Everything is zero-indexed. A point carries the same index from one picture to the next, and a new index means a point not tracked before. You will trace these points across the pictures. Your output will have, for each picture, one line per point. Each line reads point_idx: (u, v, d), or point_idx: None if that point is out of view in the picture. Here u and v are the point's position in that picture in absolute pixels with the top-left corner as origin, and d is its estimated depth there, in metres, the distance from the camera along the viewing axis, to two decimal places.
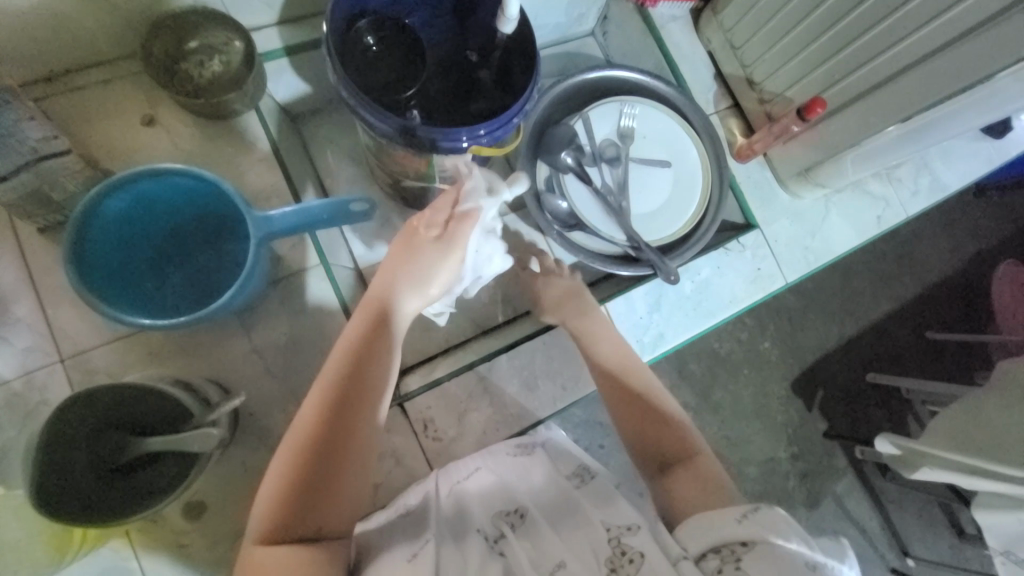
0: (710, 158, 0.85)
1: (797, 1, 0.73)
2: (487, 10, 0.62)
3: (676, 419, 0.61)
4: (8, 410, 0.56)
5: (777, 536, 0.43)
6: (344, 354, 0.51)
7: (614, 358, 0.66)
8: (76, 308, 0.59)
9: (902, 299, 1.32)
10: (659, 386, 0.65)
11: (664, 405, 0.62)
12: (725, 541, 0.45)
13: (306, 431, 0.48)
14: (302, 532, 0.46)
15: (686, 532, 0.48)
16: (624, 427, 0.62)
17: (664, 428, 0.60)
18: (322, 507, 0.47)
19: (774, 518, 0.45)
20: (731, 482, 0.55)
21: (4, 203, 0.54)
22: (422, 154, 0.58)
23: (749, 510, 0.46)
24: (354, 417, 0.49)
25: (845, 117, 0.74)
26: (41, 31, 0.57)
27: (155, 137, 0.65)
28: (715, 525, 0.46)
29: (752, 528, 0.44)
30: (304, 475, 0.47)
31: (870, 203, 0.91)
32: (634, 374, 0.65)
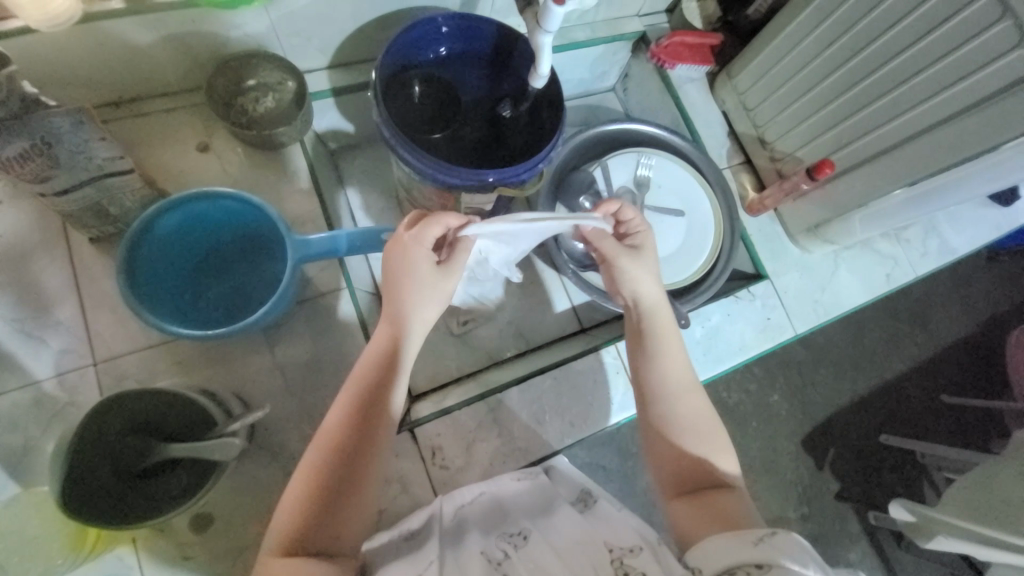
0: (722, 209, 0.88)
1: (808, 71, 0.79)
2: (521, 63, 0.68)
3: (720, 448, 0.56)
4: (35, 410, 0.58)
5: (793, 562, 0.42)
6: (371, 363, 0.51)
7: (675, 370, 0.58)
8: (115, 316, 0.63)
9: (915, 359, 1.31)
10: (710, 411, 0.58)
11: (711, 431, 0.57)
12: (740, 564, 0.43)
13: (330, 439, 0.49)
14: (317, 545, 0.45)
15: (704, 556, 0.46)
16: (662, 443, 0.56)
17: (706, 454, 0.55)
18: (337, 518, 0.47)
19: (788, 542, 0.43)
20: (756, 513, 0.51)
21: (65, 213, 0.58)
22: (451, 190, 0.62)
23: (766, 534, 0.45)
24: (375, 426, 0.50)
25: (853, 178, 0.77)
26: (119, 63, 0.63)
27: (207, 161, 0.71)
28: (730, 546, 0.45)
29: (767, 551, 0.43)
30: (326, 483, 0.47)
31: (880, 261, 0.93)
32: (685, 394, 0.58)
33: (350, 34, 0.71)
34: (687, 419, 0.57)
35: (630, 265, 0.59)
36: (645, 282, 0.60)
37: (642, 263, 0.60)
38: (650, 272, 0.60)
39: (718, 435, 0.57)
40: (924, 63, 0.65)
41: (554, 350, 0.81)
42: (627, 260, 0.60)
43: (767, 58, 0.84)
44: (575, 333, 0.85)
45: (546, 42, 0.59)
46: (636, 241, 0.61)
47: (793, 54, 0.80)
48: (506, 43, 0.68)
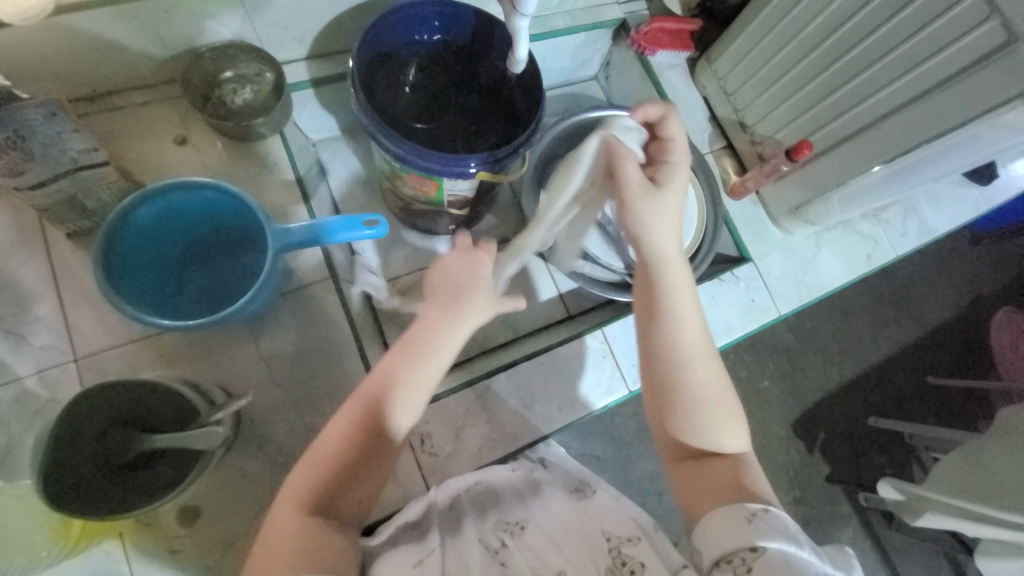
0: (705, 194, 0.89)
1: (785, 53, 0.80)
2: (499, 50, 0.68)
3: (732, 417, 0.52)
4: (16, 407, 0.58)
5: (786, 541, 0.42)
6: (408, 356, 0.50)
7: (685, 338, 0.52)
8: (96, 311, 0.62)
9: (901, 342, 1.33)
10: (721, 378, 0.53)
11: (719, 399, 0.52)
12: (735, 549, 0.42)
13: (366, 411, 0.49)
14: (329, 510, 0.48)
15: (705, 534, 0.45)
16: (672, 415, 0.52)
17: (713, 424, 0.51)
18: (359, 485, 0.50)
19: (778, 521, 0.43)
20: (765, 483, 0.49)
21: (40, 207, 0.58)
22: (433, 177, 0.62)
23: (758, 511, 0.44)
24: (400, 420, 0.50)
25: (830, 158, 0.78)
26: (91, 56, 0.62)
27: (186, 154, 0.70)
28: (725, 531, 0.44)
29: (760, 532, 0.42)
30: (344, 463, 0.48)
31: (861, 242, 0.95)
32: (697, 361, 0.52)
33: (327, 24, 0.71)
34: (699, 394, 0.51)
35: (650, 208, 0.51)
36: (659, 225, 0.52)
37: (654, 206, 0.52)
38: (671, 218, 0.52)
39: (734, 420, 0.52)
40: (898, 39, 0.66)
41: (540, 338, 0.81)
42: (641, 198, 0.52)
43: (745, 41, 0.85)
44: (563, 320, 0.85)
45: (522, 25, 0.59)
46: (659, 178, 0.53)
47: (770, 36, 0.81)
48: (483, 31, 0.67)
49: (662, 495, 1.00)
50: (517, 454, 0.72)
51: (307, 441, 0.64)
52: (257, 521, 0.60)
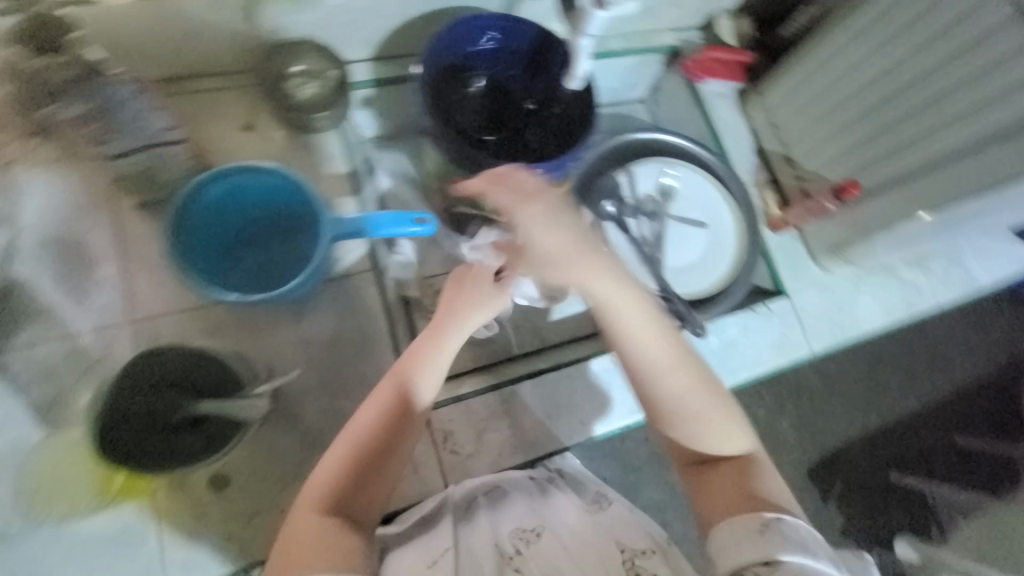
0: (744, 225, 0.89)
1: (839, 92, 0.81)
2: (558, 66, 0.70)
3: (727, 417, 0.53)
4: (73, 360, 0.62)
5: (799, 553, 0.43)
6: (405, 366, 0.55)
7: (648, 351, 0.52)
8: (154, 278, 0.66)
9: (930, 398, 1.28)
10: (704, 381, 0.53)
11: (707, 404, 0.53)
12: (748, 563, 0.44)
13: (369, 417, 0.53)
14: (351, 510, 0.51)
15: (722, 547, 0.46)
16: (665, 428, 0.54)
17: (712, 428, 0.52)
18: (372, 487, 0.52)
19: (790, 530, 0.45)
20: (774, 483, 0.51)
21: (120, 176, 0.62)
22: (482, 182, 0.65)
23: (770, 521, 0.46)
24: (405, 425, 0.54)
25: (881, 200, 0.78)
26: (177, 42, 0.66)
27: (251, 140, 0.74)
28: (738, 541, 0.45)
29: (774, 545, 0.44)
30: (355, 465, 0.52)
31: (901, 288, 0.93)
32: (675, 368, 0.52)
33: (395, 29, 0.74)
34: (679, 405, 0.52)
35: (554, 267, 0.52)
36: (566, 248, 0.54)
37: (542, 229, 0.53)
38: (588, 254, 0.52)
39: (729, 419, 0.53)
40: (958, 88, 0.67)
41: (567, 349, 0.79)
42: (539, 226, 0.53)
43: (799, 76, 0.86)
44: (593, 333, 0.82)
45: (584, 45, 0.61)
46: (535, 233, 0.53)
47: (826, 75, 0.82)
48: (544, 44, 0.69)
49: (669, 526, 0.98)
50: (535, 463, 0.72)
51: (336, 424, 0.66)
52: (281, 494, 0.63)
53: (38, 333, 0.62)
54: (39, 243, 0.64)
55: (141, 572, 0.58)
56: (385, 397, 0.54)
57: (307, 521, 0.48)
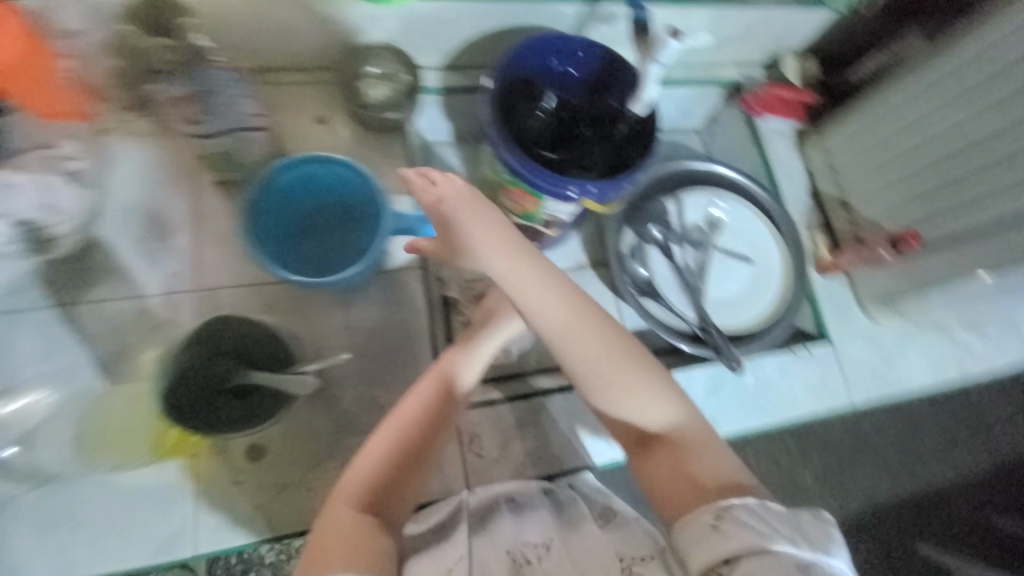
0: (791, 265, 0.88)
1: (904, 141, 0.80)
2: (622, 90, 0.72)
3: (655, 391, 0.59)
4: (140, 319, 0.66)
5: (752, 543, 0.47)
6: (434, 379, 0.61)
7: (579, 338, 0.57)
8: (220, 252, 0.70)
9: (966, 469, 1.21)
10: (626, 361, 0.59)
11: (637, 385, 0.59)
12: (711, 563, 0.48)
13: (403, 423, 0.58)
14: (381, 512, 0.54)
15: (688, 551, 0.50)
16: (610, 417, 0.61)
17: (644, 403, 0.59)
18: (402, 492, 0.56)
19: (743, 518, 0.49)
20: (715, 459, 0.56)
21: (206, 154, 0.67)
22: (538, 194, 0.66)
23: (721, 513, 0.50)
24: (434, 435, 0.58)
25: (941, 254, 0.78)
26: (273, 37, 0.71)
27: (323, 134, 0.78)
28: (698, 544, 0.49)
29: (727, 538, 0.48)
30: (389, 468, 0.56)
31: (951, 348, 0.89)
32: (602, 355, 0.58)
33: (470, 42, 0.78)
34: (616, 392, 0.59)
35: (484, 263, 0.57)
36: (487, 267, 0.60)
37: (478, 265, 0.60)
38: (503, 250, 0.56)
39: (659, 398, 0.59)
40: None
41: None
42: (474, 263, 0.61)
43: (864, 122, 0.85)
44: None
45: (653, 72, 0.62)
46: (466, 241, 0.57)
47: (892, 123, 0.81)
48: (611, 69, 0.72)
49: None
50: (556, 477, 0.72)
51: (370, 411, 0.68)
52: (311, 473, 0.65)
53: (112, 290, 0.67)
54: (125, 209, 0.69)
55: (174, 527, 0.61)
56: (417, 406, 0.59)
57: (343, 516, 0.52)
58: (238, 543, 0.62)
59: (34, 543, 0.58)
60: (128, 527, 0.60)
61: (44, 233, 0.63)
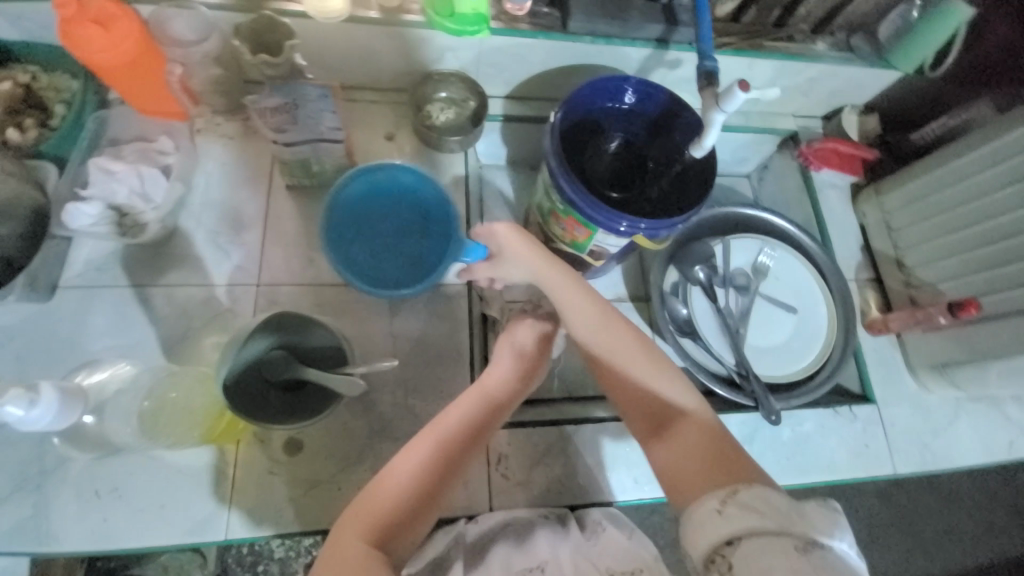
0: (838, 320, 0.86)
1: (968, 209, 0.78)
2: (681, 133, 0.74)
3: (667, 375, 0.63)
4: (204, 306, 0.71)
5: (756, 526, 0.46)
6: (471, 405, 0.62)
7: (591, 320, 0.64)
8: (284, 251, 0.74)
9: (1010, 558, 1.13)
10: (640, 346, 0.64)
11: (651, 369, 0.63)
12: (715, 548, 0.47)
13: (434, 448, 0.58)
14: (392, 545, 0.53)
15: (692, 535, 0.49)
16: (628, 407, 0.65)
17: (662, 393, 0.62)
18: (413, 524, 0.55)
19: (749, 498, 0.48)
20: (726, 444, 0.57)
21: (283, 160, 0.71)
22: (591, 225, 0.68)
23: (728, 495, 0.49)
24: (455, 468, 0.58)
25: (1000, 325, 0.75)
26: (355, 58, 0.76)
27: (389, 150, 0.83)
28: (702, 527, 0.49)
29: (730, 520, 0.47)
30: (411, 497, 0.55)
31: (1006, 425, 0.84)
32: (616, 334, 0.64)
33: (536, 75, 0.81)
34: (632, 374, 0.64)
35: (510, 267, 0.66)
36: (518, 270, 0.66)
37: (508, 267, 0.66)
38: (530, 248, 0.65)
39: (673, 381, 0.63)
40: None
41: None
42: (496, 265, 0.67)
43: (926, 183, 0.83)
44: None
45: (718, 120, 0.63)
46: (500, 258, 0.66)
47: (956, 187, 0.79)
48: (672, 113, 0.74)
49: None
50: (579, 508, 0.72)
51: (404, 420, 0.70)
52: (342, 473, 0.66)
53: (182, 277, 0.72)
54: (204, 203, 0.75)
55: (210, 511, 0.63)
56: (450, 432, 0.60)
57: (354, 546, 0.51)
58: (264, 533, 0.63)
59: (82, 508, 0.62)
60: (168, 503, 0.63)
61: (132, 219, 0.68)
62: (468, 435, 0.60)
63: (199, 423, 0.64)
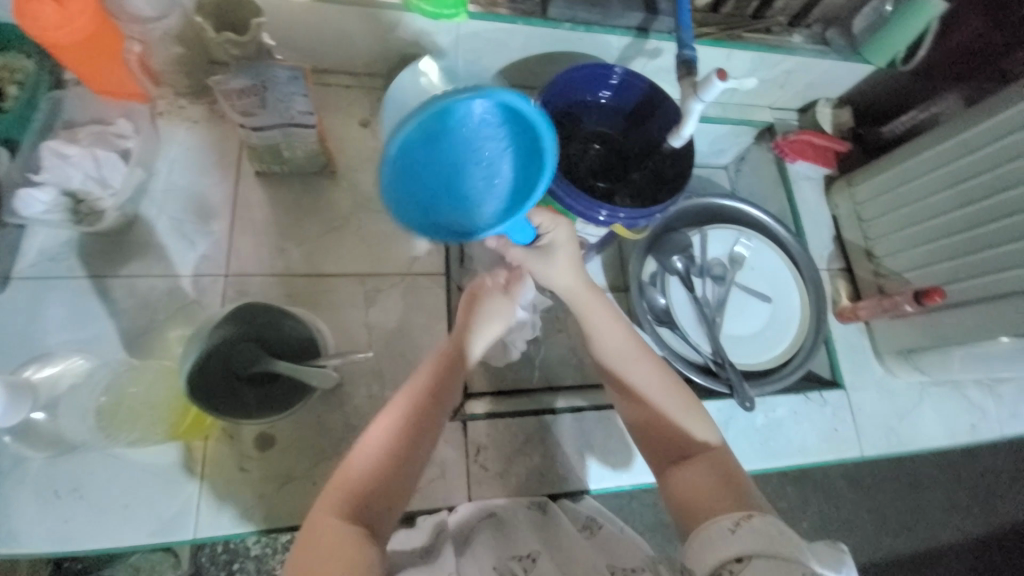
0: (810, 309, 0.88)
1: (933, 201, 0.80)
2: (660, 123, 0.74)
3: (694, 416, 0.61)
4: (169, 298, 0.68)
5: (768, 546, 0.46)
6: (437, 363, 0.59)
7: (618, 343, 0.63)
8: (254, 240, 0.72)
9: (966, 535, 1.18)
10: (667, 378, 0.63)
11: (677, 402, 0.61)
12: (722, 562, 0.47)
13: (403, 412, 0.56)
14: (368, 512, 0.50)
15: (700, 552, 0.49)
16: (644, 430, 0.63)
17: (687, 428, 0.61)
18: (388, 490, 0.52)
19: (765, 524, 0.48)
20: (748, 485, 0.56)
21: (252, 146, 0.68)
22: (571, 215, 0.67)
23: (743, 518, 0.49)
24: (425, 428, 0.56)
25: (964, 312, 0.77)
26: (328, 41, 0.73)
27: (364, 136, 0.80)
28: (713, 544, 0.49)
29: (743, 539, 0.48)
30: (384, 461, 0.53)
31: (967, 409, 0.88)
32: (642, 359, 0.62)
33: (516, 62, 0.80)
34: (656, 398, 0.62)
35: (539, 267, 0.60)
36: (562, 277, 0.61)
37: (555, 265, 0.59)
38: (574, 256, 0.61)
39: (696, 416, 0.61)
40: None
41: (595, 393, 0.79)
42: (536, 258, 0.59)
43: (895, 175, 0.85)
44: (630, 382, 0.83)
45: (696, 109, 0.63)
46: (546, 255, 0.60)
47: (922, 179, 0.81)
48: (651, 103, 0.74)
49: None
50: (558, 497, 0.72)
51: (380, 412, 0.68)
52: (316, 467, 0.65)
53: (145, 267, 0.68)
54: (167, 189, 0.71)
55: (177, 509, 0.61)
56: (418, 391, 0.57)
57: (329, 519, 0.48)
58: (234, 532, 0.62)
59: (39, 509, 0.59)
60: (133, 503, 0.61)
61: (89, 206, 0.65)
62: (437, 394, 0.57)
63: (163, 420, 0.61)
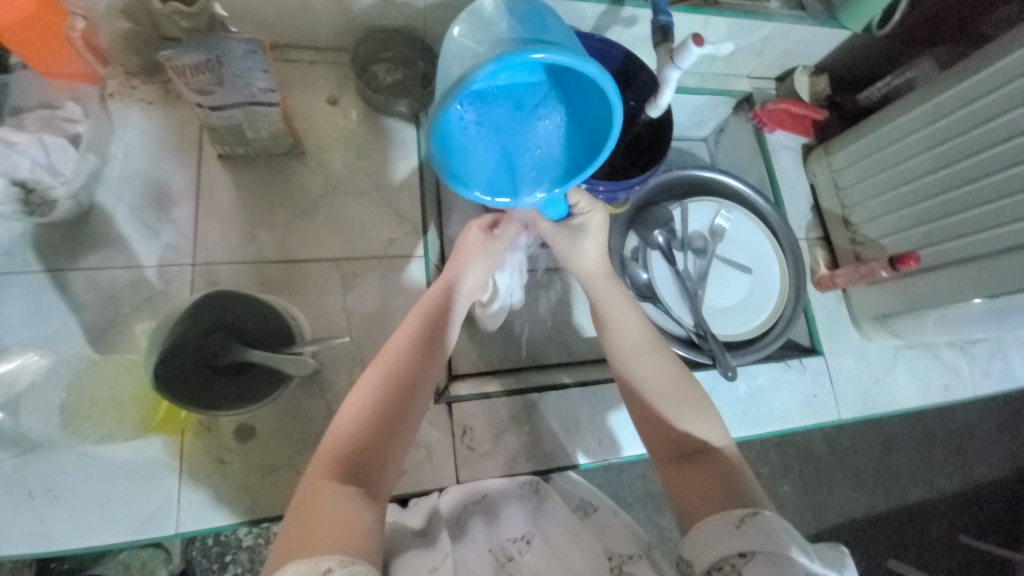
0: (790, 278, 0.88)
1: (909, 165, 0.80)
2: (637, 93, 0.73)
3: (704, 417, 0.58)
4: (134, 289, 0.65)
5: (773, 544, 0.45)
6: (420, 314, 0.58)
7: (630, 334, 0.63)
8: (221, 227, 0.69)
9: (940, 491, 1.24)
10: (676, 369, 0.62)
11: (683, 393, 0.60)
12: (725, 558, 0.46)
13: (391, 371, 0.54)
14: (362, 475, 0.49)
15: (701, 544, 0.48)
16: (643, 421, 0.60)
17: (693, 424, 0.58)
18: (381, 452, 0.51)
19: (770, 524, 0.46)
20: (754, 484, 0.53)
21: (213, 128, 0.65)
22: None
23: (747, 516, 0.47)
24: (414, 385, 0.54)
25: (938, 275, 0.78)
26: (287, 13, 0.69)
27: (332, 114, 0.76)
28: (716, 538, 0.47)
29: (748, 535, 0.46)
30: (374, 422, 0.52)
31: (941, 369, 0.91)
32: (652, 349, 0.62)
33: None
34: (664, 389, 0.60)
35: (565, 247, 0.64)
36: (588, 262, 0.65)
37: (580, 244, 0.64)
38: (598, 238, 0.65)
39: (703, 410, 0.59)
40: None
41: (580, 369, 0.80)
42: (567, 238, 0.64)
43: (874, 140, 0.84)
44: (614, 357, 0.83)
45: (673, 77, 0.62)
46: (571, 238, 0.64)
47: (898, 144, 0.81)
48: (629, 73, 0.72)
49: None
50: (547, 474, 0.72)
51: None
52: (300, 456, 0.64)
53: (106, 258, 0.65)
54: (125, 176, 0.68)
55: (156, 503, 0.60)
56: (405, 348, 0.56)
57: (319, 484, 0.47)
58: (218, 524, 0.61)
59: (10, 511, 0.57)
60: (109, 500, 0.59)
61: (40, 196, 0.61)
62: (426, 346, 0.56)
63: (133, 416, 0.59)
